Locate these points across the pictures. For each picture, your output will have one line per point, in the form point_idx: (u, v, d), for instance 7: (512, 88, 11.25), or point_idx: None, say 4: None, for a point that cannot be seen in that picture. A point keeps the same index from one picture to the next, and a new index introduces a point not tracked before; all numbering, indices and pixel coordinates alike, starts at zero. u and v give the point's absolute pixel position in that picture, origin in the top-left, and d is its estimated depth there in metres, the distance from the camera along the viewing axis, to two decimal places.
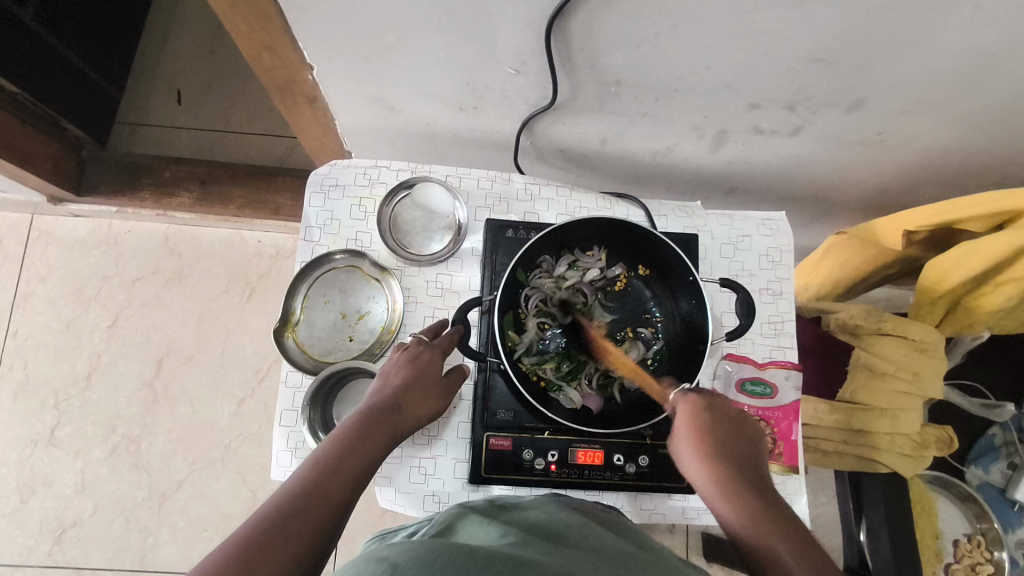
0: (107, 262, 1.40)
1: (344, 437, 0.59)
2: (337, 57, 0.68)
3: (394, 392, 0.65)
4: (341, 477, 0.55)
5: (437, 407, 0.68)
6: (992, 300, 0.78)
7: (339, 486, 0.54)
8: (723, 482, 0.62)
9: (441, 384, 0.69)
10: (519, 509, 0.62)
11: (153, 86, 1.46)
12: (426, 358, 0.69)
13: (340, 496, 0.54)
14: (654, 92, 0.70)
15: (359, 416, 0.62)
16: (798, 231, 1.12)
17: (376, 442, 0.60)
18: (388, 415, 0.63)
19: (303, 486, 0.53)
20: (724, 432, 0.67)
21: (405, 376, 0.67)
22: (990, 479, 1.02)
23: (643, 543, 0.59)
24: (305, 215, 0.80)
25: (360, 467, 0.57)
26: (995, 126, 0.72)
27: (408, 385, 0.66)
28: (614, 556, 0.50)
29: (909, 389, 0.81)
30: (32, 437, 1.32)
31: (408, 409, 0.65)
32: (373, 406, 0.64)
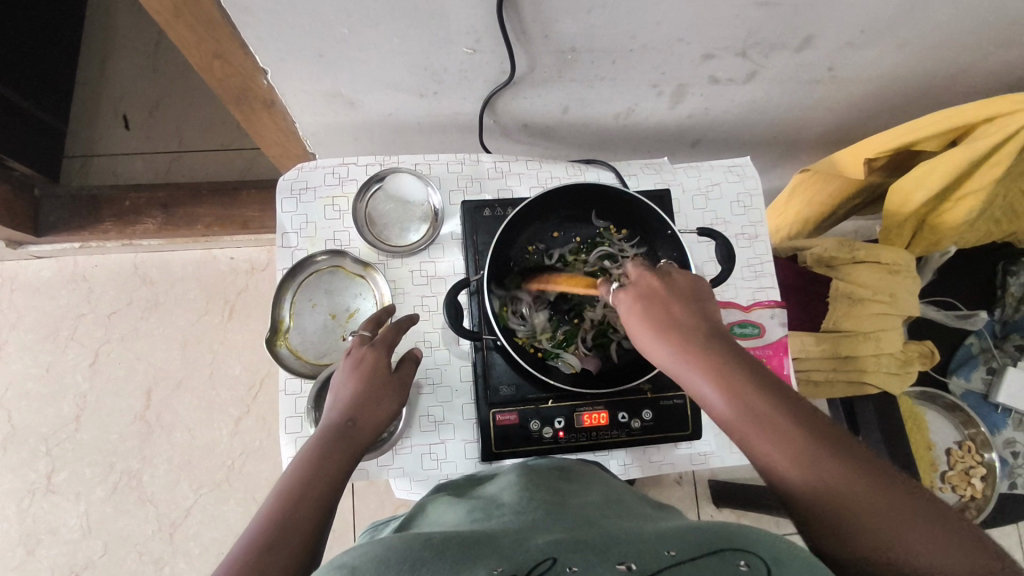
0: (78, 300, 1.37)
1: (303, 460, 0.53)
2: (290, 57, 0.68)
3: (347, 404, 0.60)
4: (309, 501, 0.50)
5: (398, 406, 0.63)
6: (954, 215, 0.81)
7: (310, 509, 0.49)
8: (741, 393, 0.48)
9: (394, 382, 0.65)
10: (488, 482, 0.63)
11: (98, 114, 1.42)
12: (371, 360, 0.64)
13: (314, 522, 0.49)
14: (609, 54, 0.71)
15: (314, 440, 0.56)
16: (763, 175, 1.15)
17: (340, 459, 0.55)
18: (348, 428, 0.58)
19: (275, 518, 0.48)
20: (703, 324, 0.54)
21: (355, 384, 0.62)
22: (972, 386, 1.07)
23: (617, 490, 0.61)
24: (280, 221, 0.79)
25: (329, 488, 0.52)
26: (939, 47, 0.75)
27: (360, 393, 0.61)
28: (584, 507, 0.53)
29: (887, 310, 0.85)
30: (29, 486, 1.29)
31: (367, 417, 0.60)
32: (329, 425, 0.58)
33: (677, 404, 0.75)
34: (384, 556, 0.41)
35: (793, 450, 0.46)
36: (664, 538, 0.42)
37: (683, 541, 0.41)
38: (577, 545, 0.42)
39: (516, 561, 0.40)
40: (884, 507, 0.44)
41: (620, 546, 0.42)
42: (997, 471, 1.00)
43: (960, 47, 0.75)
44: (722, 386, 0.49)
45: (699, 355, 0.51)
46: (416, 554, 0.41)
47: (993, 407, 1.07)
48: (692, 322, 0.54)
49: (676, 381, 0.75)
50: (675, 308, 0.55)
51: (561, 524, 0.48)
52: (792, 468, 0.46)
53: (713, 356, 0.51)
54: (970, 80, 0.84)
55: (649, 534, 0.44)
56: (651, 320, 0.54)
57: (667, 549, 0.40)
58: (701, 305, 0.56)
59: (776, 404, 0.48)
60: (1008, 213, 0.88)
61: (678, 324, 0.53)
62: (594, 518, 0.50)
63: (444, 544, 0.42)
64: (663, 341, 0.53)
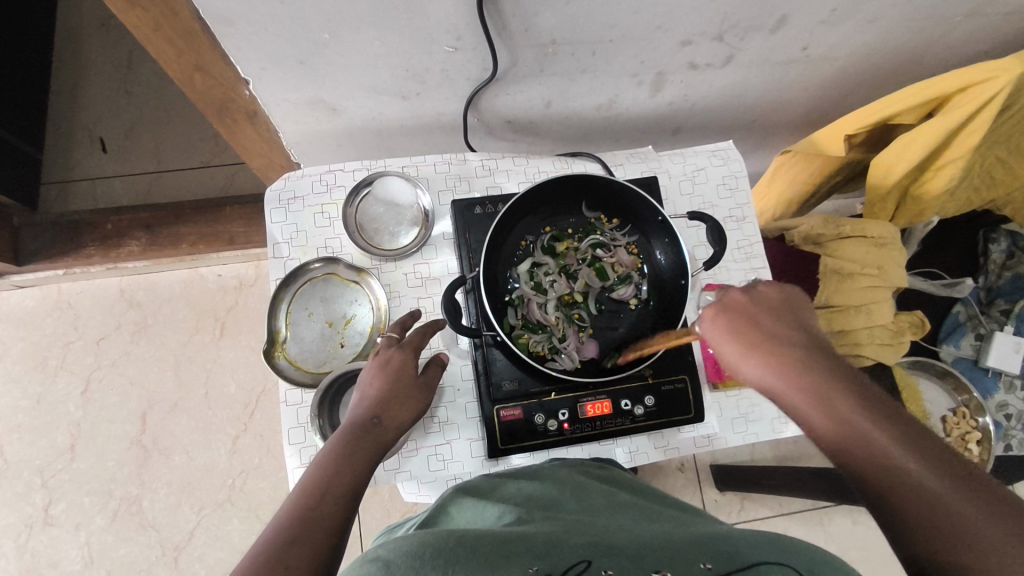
0: (65, 328, 1.35)
1: (329, 454, 0.53)
2: (272, 66, 0.67)
3: (373, 401, 0.60)
4: (334, 496, 0.50)
5: (421, 407, 0.64)
6: (935, 186, 0.83)
7: (335, 503, 0.49)
8: (818, 394, 0.47)
9: (420, 383, 0.65)
10: (511, 483, 0.63)
11: (73, 139, 1.40)
12: (398, 360, 0.65)
13: (340, 516, 0.49)
14: (589, 45, 0.71)
15: (341, 434, 0.56)
16: (744, 158, 1.16)
17: (366, 455, 0.55)
18: (373, 425, 0.58)
19: (301, 507, 0.48)
20: (787, 329, 0.53)
21: (382, 382, 0.63)
22: (962, 353, 1.09)
23: (637, 492, 0.62)
24: (270, 232, 0.79)
25: (354, 484, 0.52)
26: (910, 20, 0.76)
27: (386, 391, 0.61)
28: (613, 510, 0.54)
29: (877, 282, 0.86)
30: (26, 520, 1.27)
31: (391, 414, 0.60)
32: (355, 421, 0.58)
33: (678, 388, 0.75)
34: (419, 549, 0.41)
35: (871, 451, 0.43)
36: (699, 549, 0.43)
37: (718, 552, 0.42)
38: (610, 552, 0.43)
39: (549, 562, 0.41)
40: (978, 514, 0.39)
41: (654, 552, 0.43)
42: (993, 434, 1.01)
43: (929, 19, 0.77)
44: (801, 386, 0.49)
45: (775, 355, 0.51)
46: (450, 548, 0.41)
47: (983, 371, 1.09)
48: (773, 327, 0.53)
49: (676, 364, 0.76)
50: (757, 314, 0.55)
51: (592, 527, 0.49)
52: (874, 471, 0.43)
53: (793, 359, 0.50)
54: (941, 52, 0.86)
55: (682, 543, 0.45)
56: (727, 325, 0.55)
57: (704, 562, 0.41)
58: (791, 312, 0.55)
59: (856, 406, 0.46)
60: (987, 178, 0.90)
61: (754, 328, 0.53)
62: (625, 522, 0.51)
63: (477, 540, 0.43)
64: (736, 343, 0.54)
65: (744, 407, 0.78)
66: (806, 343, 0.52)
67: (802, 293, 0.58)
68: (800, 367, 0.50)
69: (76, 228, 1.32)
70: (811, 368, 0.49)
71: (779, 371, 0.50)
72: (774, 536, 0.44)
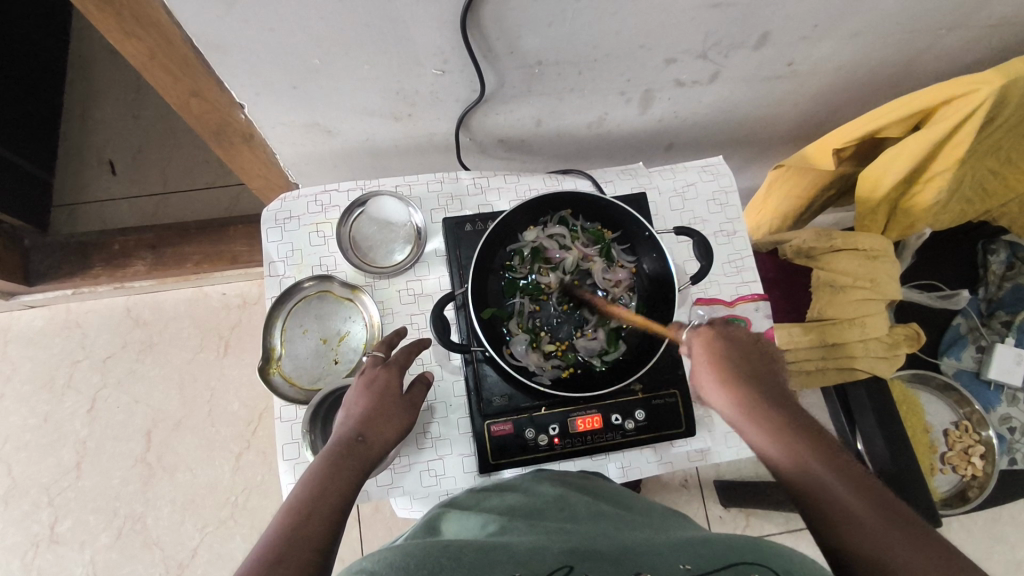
0: (73, 347, 1.38)
1: (313, 474, 0.55)
2: (266, 91, 0.69)
3: (357, 420, 0.62)
4: (319, 516, 0.51)
5: (407, 424, 0.66)
6: (923, 199, 0.83)
7: (322, 520, 0.51)
8: (766, 420, 0.59)
9: (405, 401, 0.67)
10: (498, 494, 0.64)
11: (82, 163, 1.44)
12: (383, 379, 0.67)
13: (325, 535, 0.50)
14: (575, 65, 0.73)
15: (325, 453, 0.58)
16: (739, 173, 1.17)
17: (350, 471, 0.57)
18: (355, 445, 0.60)
19: (286, 527, 0.49)
20: (748, 363, 0.65)
21: (366, 400, 0.65)
22: (963, 365, 1.08)
23: (623, 502, 0.62)
24: (266, 250, 0.80)
25: (340, 502, 0.54)
26: (893, 35, 0.77)
27: (373, 408, 0.64)
28: (597, 517, 0.55)
29: (869, 295, 0.86)
30: (32, 538, 1.28)
31: (376, 431, 0.62)
32: (338, 439, 0.60)
33: (669, 402, 0.75)
34: (400, 561, 0.41)
35: (801, 465, 0.53)
36: (678, 551, 0.45)
37: (699, 553, 0.44)
38: (594, 557, 0.44)
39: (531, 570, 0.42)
40: (874, 520, 0.48)
41: (634, 558, 0.44)
42: (996, 448, 0.99)
43: (914, 33, 0.78)
44: (752, 410, 0.60)
45: (736, 385, 0.63)
46: (432, 559, 0.42)
47: (985, 384, 1.08)
48: (738, 357, 0.66)
49: (667, 378, 0.76)
50: (732, 344, 0.67)
51: (576, 532, 0.50)
52: (800, 485, 0.53)
53: (752, 389, 0.62)
54: (928, 65, 0.87)
55: (661, 545, 0.46)
56: (703, 350, 0.67)
57: (683, 563, 0.43)
58: (759, 350, 0.67)
59: (794, 434, 0.57)
60: (979, 190, 0.90)
61: (726, 356, 0.65)
62: (609, 528, 0.52)
63: (459, 550, 0.44)
64: (710, 367, 0.65)
65: None
66: (764, 380, 0.64)
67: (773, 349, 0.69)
68: (755, 396, 0.61)
69: (85, 249, 1.35)
70: (763, 398, 0.61)
71: (740, 397, 0.62)
72: (750, 536, 0.46)
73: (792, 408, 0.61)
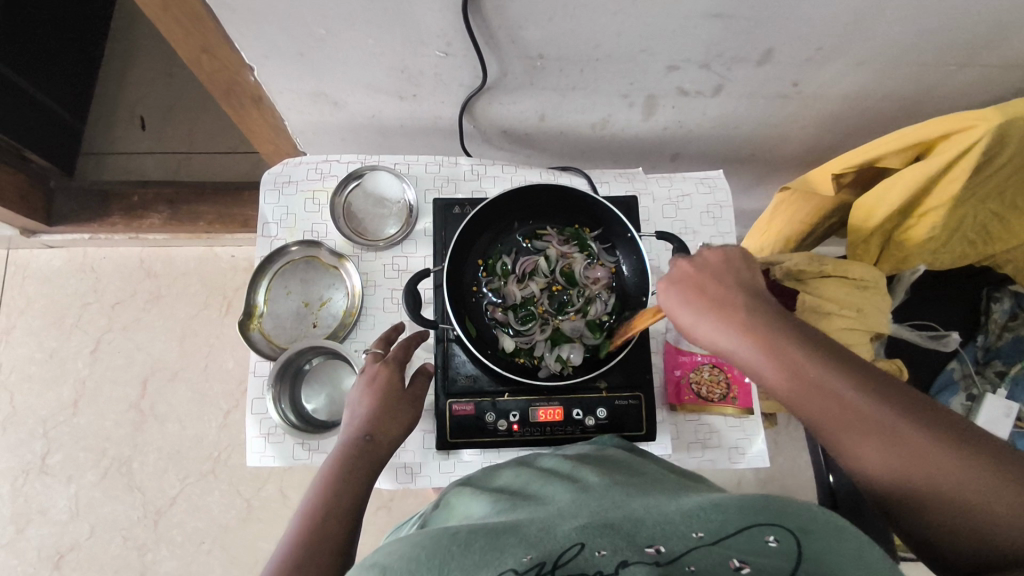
0: (86, 289, 1.43)
1: (327, 476, 0.60)
2: (274, 55, 0.72)
3: (363, 421, 0.65)
4: (332, 521, 0.57)
5: (412, 420, 0.68)
6: (918, 232, 0.82)
7: (337, 524, 0.57)
8: (821, 385, 0.50)
9: (407, 396, 0.69)
10: (500, 475, 0.65)
11: (115, 115, 1.49)
12: (383, 376, 0.69)
13: (337, 540, 0.56)
14: (577, 62, 0.74)
15: (335, 455, 0.62)
16: (747, 192, 1.17)
17: (360, 475, 0.62)
18: (363, 447, 0.63)
19: (305, 535, 0.55)
20: (749, 297, 0.56)
21: (371, 397, 0.67)
22: (951, 411, 1.06)
23: (624, 471, 0.60)
24: (262, 211, 0.83)
25: (351, 503, 0.59)
26: (902, 65, 0.77)
27: (377, 409, 0.66)
28: (601, 492, 0.52)
29: (854, 324, 0.85)
30: (24, 466, 1.34)
31: (382, 430, 0.65)
32: (348, 440, 0.64)
33: (632, 404, 0.76)
34: (412, 554, 0.41)
35: (896, 445, 0.48)
36: (691, 517, 0.41)
37: (710, 516, 0.41)
38: (603, 530, 0.41)
39: (543, 549, 0.39)
40: (980, 469, 0.46)
41: (644, 525, 0.41)
42: None
43: (925, 65, 0.77)
44: (795, 371, 0.51)
45: (759, 338, 0.53)
46: (444, 547, 0.41)
47: None
48: (734, 294, 0.56)
49: (632, 380, 0.77)
50: (719, 282, 0.57)
51: (581, 510, 0.47)
52: (889, 471, 0.49)
53: (778, 337, 0.53)
54: (940, 99, 0.85)
55: (672, 512, 0.43)
56: (694, 302, 0.56)
57: (695, 530, 0.40)
58: (743, 271, 0.58)
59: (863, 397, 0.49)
60: (982, 233, 0.88)
61: (730, 302, 0.55)
62: (610, 502, 0.48)
63: (471, 535, 0.43)
64: (712, 324, 0.55)
65: (701, 433, 0.79)
66: (777, 313, 0.55)
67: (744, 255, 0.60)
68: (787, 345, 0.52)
69: (106, 197, 1.40)
70: (798, 346, 0.52)
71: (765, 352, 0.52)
72: (766, 496, 0.42)
73: (823, 340, 0.53)
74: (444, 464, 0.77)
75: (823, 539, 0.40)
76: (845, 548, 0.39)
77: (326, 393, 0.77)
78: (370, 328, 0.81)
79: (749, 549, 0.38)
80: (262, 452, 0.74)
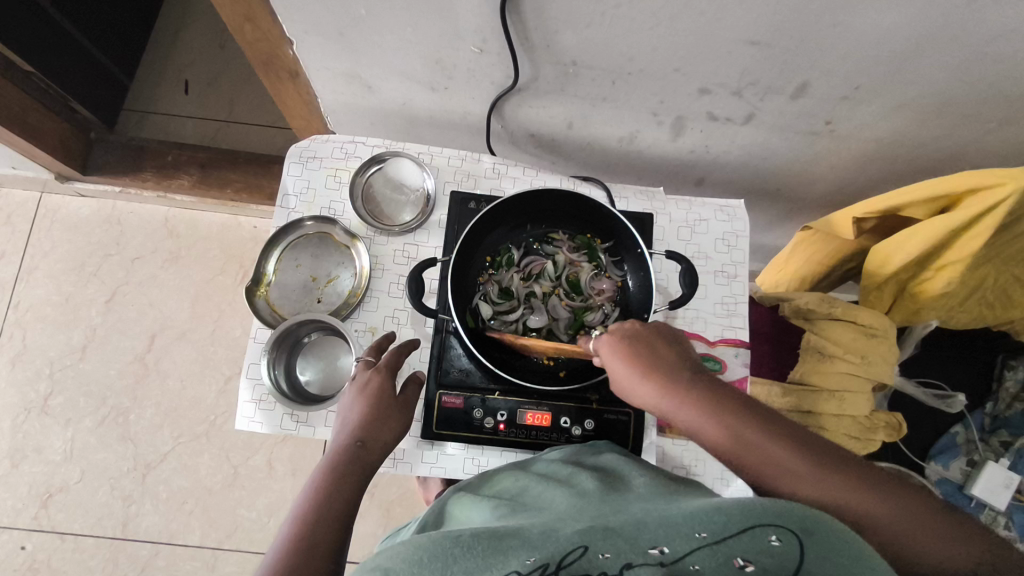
0: (109, 240, 1.46)
1: (321, 481, 0.61)
2: (313, 33, 0.73)
3: (355, 427, 0.66)
4: (323, 526, 0.57)
5: (403, 425, 0.69)
6: (933, 286, 0.81)
7: (326, 531, 0.57)
8: (754, 439, 0.52)
9: (399, 402, 0.70)
10: (495, 480, 0.66)
11: (162, 76, 1.53)
12: (377, 382, 0.70)
13: (328, 543, 0.56)
14: (610, 74, 0.74)
15: (327, 462, 0.63)
16: (768, 227, 1.16)
17: (354, 480, 0.62)
18: (354, 455, 0.64)
19: (297, 540, 0.55)
20: (683, 363, 0.60)
21: (362, 405, 0.68)
22: (949, 474, 1.04)
23: (636, 475, 0.61)
24: (283, 183, 0.84)
25: (344, 507, 0.60)
26: (938, 115, 0.76)
27: (369, 415, 0.67)
28: (602, 496, 0.54)
29: (857, 371, 0.83)
30: (26, 404, 1.37)
31: (375, 435, 0.66)
32: (340, 447, 0.64)
33: (621, 420, 0.75)
34: (416, 555, 0.45)
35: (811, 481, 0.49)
36: (691, 518, 0.44)
37: (709, 518, 0.43)
38: (606, 533, 0.44)
39: (547, 552, 0.42)
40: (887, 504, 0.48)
41: (648, 530, 0.44)
42: None
43: (961, 118, 0.76)
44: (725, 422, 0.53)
45: (697, 398, 0.55)
46: (447, 550, 0.45)
47: (967, 498, 1.04)
48: (667, 358, 0.60)
49: (625, 396, 0.76)
50: (655, 348, 0.62)
51: (586, 515, 0.49)
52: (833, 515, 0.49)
53: (712, 397, 0.55)
54: (973, 154, 0.84)
55: (672, 516, 0.45)
56: (635, 365, 0.60)
57: (698, 532, 0.42)
58: (680, 345, 0.63)
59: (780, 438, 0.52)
60: (1001, 295, 0.87)
61: (663, 366, 0.59)
62: (616, 506, 0.51)
63: (471, 539, 0.46)
64: (653, 389, 0.58)
65: (687, 458, 0.78)
66: (708, 377, 0.58)
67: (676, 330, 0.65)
68: (724, 403, 0.55)
69: (142, 154, 1.43)
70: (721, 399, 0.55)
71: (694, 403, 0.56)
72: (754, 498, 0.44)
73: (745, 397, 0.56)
74: (427, 453, 0.76)
75: (822, 535, 0.42)
76: (842, 549, 0.41)
77: (321, 366, 0.78)
78: (373, 310, 0.82)
79: (752, 548, 0.41)
80: (250, 418, 0.75)
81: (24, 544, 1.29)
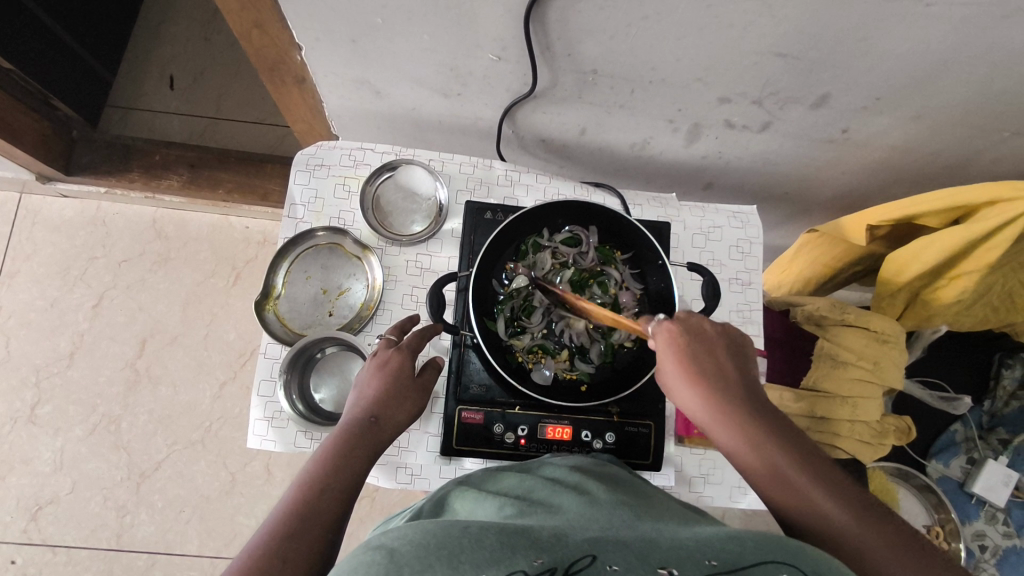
0: (94, 243, 1.41)
1: (331, 449, 0.57)
2: (325, 39, 0.70)
3: (372, 401, 0.63)
4: (329, 496, 0.53)
5: (419, 408, 0.66)
6: (945, 294, 0.82)
7: (332, 500, 0.53)
8: (791, 476, 0.52)
9: (416, 384, 0.67)
10: (500, 477, 0.63)
11: (145, 71, 1.47)
12: (396, 361, 0.67)
13: (334, 514, 0.52)
14: (630, 83, 0.73)
15: (337, 433, 0.59)
16: (773, 228, 1.16)
17: (362, 455, 0.58)
18: (367, 429, 0.60)
19: (301, 505, 0.51)
20: (730, 373, 0.60)
21: (379, 381, 0.65)
22: (949, 472, 1.08)
23: (643, 493, 0.59)
24: (290, 191, 0.81)
25: (353, 481, 0.55)
26: (954, 125, 0.76)
27: (387, 391, 0.64)
28: (615, 506, 0.52)
29: (870, 377, 0.84)
30: (11, 414, 1.32)
31: (390, 414, 0.63)
32: (353, 420, 0.61)
33: (641, 432, 0.75)
34: (424, 539, 0.42)
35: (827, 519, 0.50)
36: (702, 543, 0.42)
37: (722, 544, 0.42)
38: (615, 546, 0.42)
39: (555, 555, 0.40)
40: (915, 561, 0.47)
41: (659, 547, 0.42)
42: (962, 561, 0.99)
43: (978, 129, 0.77)
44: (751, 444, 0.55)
45: (727, 412, 0.57)
46: (457, 539, 0.41)
47: (967, 496, 1.07)
48: (714, 364, 0.60)
49: (645, 409, 0.76)
50: (707, 351, 0.61)
51: (596, 523, 0.47)
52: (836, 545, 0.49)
53: (753, 421, 0.56)
54: (985, 162, 0.85)
55: (684, 537, 0.44)
56: (685, 372, 0.60)
57: (709, 557, 0.41)
58: (735, 350, 0.62)
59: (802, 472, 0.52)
60: (1007, 301, 0.88)
61: (708, 370, 0.59)
62: (628, 518, 0.49)
63: (482, 533, 0.42)
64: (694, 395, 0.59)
65: (704, 467, 0.79)
66: (752, 397, 0.59)
67: (738, 332, 0.64)
68: (764, 433, 0.55)
69: (127, 153, 1.37)
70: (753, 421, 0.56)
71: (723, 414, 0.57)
72: (769, 533, 0.43)
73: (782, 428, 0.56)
74: (444, 469, 0.75)
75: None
76: None
77: (337, 384, 0.76)
78: (386, 323, 0.80)
79: None
80: (263, 437, 0.73)
81: (13, 558, 1.25)
